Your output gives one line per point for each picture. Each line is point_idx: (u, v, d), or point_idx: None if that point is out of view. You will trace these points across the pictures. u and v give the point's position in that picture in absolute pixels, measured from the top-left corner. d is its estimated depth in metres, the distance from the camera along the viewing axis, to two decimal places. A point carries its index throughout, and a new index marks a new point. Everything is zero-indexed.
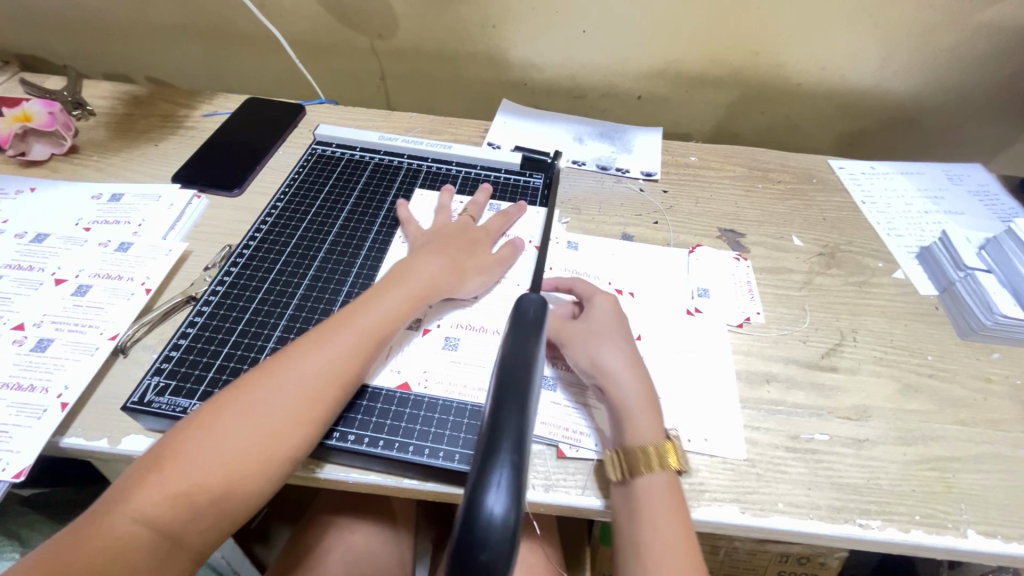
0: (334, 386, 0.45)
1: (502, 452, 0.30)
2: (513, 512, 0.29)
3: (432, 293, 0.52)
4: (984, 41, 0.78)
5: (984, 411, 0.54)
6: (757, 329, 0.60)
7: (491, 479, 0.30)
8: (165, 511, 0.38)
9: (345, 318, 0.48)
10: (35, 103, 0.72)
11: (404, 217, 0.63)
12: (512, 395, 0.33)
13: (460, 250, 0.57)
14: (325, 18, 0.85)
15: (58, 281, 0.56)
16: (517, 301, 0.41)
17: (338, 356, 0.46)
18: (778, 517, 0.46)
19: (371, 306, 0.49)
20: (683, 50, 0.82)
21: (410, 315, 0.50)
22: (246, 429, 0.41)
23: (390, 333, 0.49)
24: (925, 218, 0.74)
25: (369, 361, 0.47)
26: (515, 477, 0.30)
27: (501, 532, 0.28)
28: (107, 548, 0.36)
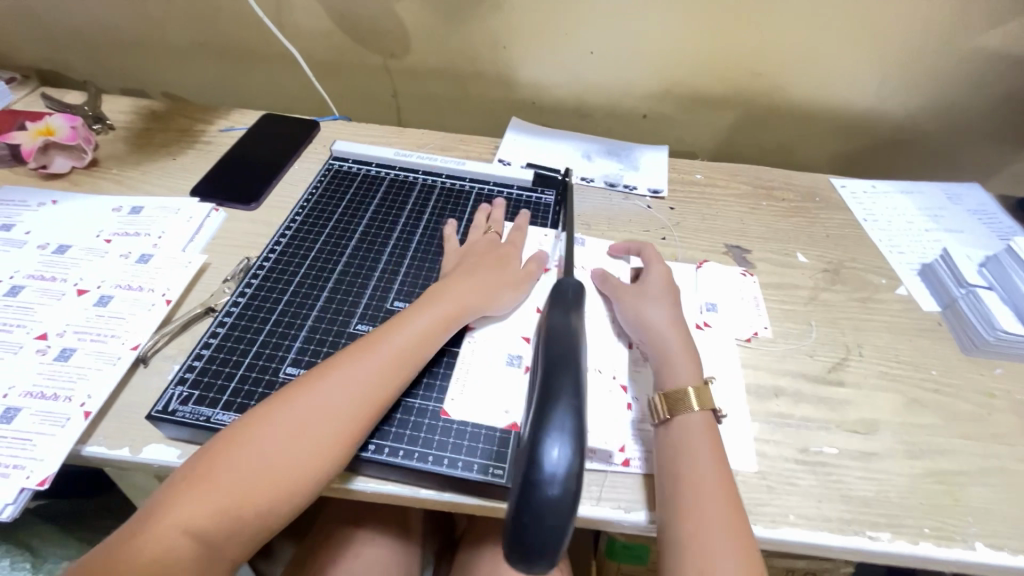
0: (375, 403, 0.45)
1: (563, 396, 0.37)
2: (573, 464, 0.34)
3: (464, 311, 0.54)
4: (981, 65, 0.81)
5: (987, 425, 0.56)
6: (764, 344, 0.61)
7: (553, 427, 0.35)
8: (206, 524, 0.39)
9: (382, 335, 0.49)
10: (58, 118, 0.74)
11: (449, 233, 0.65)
12: (566, 363, 0.39)
13: (488, 267, 0.58)
14: (341, 37, 0.88)
15: (80, 292, 0.57)
16: (557, 285, 0.49)
17: (381, 372, 0.47)
18: (790, 529, 0.47)
19: (407, 323, 0.51)
20: (689, 72, 0.85)
21: (446, 331, 0.52)
22: (285, 442, 0.42)
23: (424, 348, 0.50)
24: (925, 235, 0.76)
25: (406, 376, 0.48)
26: (573, 425, 0.36)
27: (569, 475, 0.34)
28: (151, 562, 0.37)
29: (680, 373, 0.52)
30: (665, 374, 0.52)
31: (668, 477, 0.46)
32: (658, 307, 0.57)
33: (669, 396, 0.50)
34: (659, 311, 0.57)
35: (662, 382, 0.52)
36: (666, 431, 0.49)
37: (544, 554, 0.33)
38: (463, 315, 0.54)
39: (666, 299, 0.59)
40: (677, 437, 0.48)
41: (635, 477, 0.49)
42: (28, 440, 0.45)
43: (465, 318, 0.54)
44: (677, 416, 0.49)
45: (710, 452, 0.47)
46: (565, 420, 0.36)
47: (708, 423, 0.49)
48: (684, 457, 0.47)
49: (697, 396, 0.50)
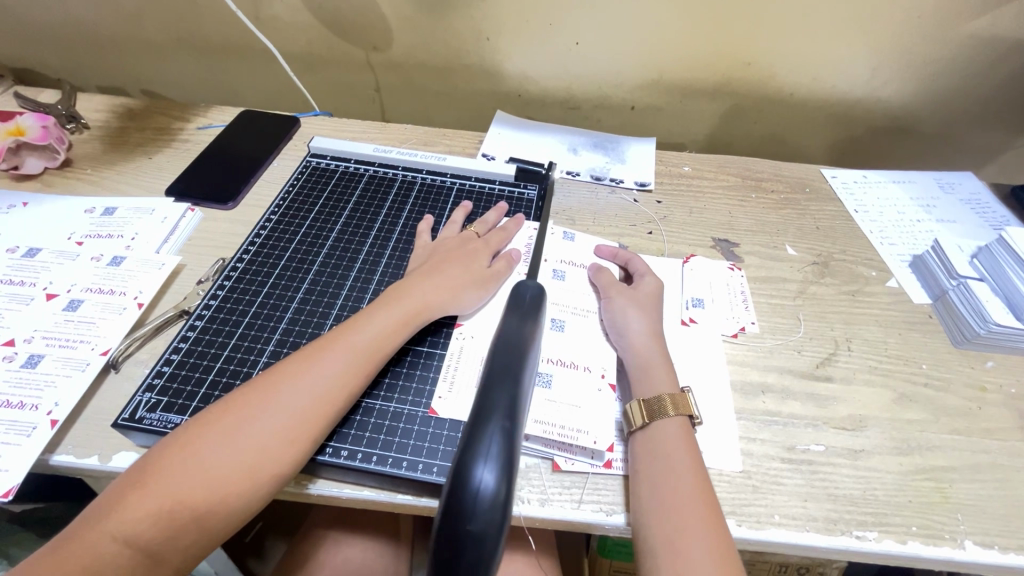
0: (325, 405, 0.44)
1: (496, 417, 0.36)
2: (501, 489, 0.33)
3: (426, 308, 0.52)
4: (973, 51, 0.79)
5: (979, 420, 0.54)
6: (751, 340, 0.60)
7: (481, 452, 0.34)
8: (143, 528, 0.37)
9: (338, 335, 0.48)
10: (29, 116, 0.72)
11: (420, 229, 0.63)
12: (502, 382, 0.38)
13: (455, 263, 0.57)
14: (320, 32, 0.86)
15: (49, 296, 0.56)
16: (517, 289, 0.49)
17: (331, 371, 0.45)
18: (775, 530, 0.46)
19: (365, 323, 0.49)
20: (676, 61, 0.83)
21: (406, 331, 0.50)
22: (230, 444, 0.41)
23: (384, 350, 0.49)
24: (917, 226, 0.75)
25: (362, 377, 0.47)
26: (502, 446, 0.35)
27: (493, 500, 0.32)
28: (87, 565, 0.36)
29: (658, 382, 0.51)
30: (645, 382, 0.51)
31: (648, 480, 0.45)
32: (643, 314, 0.56)
33: (647, 403, 0.49)
34: (643, 319, 0.56)
35: (640, 391, 0.51)
36: (643, 437, 0.48)
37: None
38: (425, 313, 0.52)
39: (652, 308, 0.57)
40: (655, 441, 0.47)
41: (617, 479, 0.48)
42: None
43: (426, 317, 0.52)
44: (656, 422, 0.48)
45: (686, 456, 0.47)
46: (494, 445, 0.34)
47: (685, 430, 0.48)
48: (663, 460, 0.46)
49: (674, 403, 0.49)
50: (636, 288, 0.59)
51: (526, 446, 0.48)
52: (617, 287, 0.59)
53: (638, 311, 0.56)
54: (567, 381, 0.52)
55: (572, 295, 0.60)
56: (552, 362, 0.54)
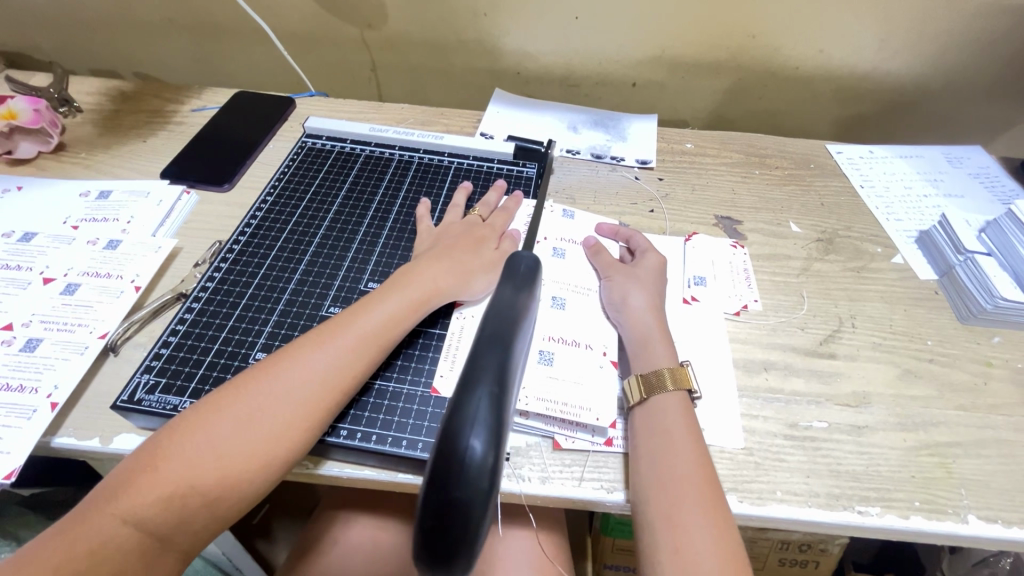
0: (333, 393, 0.44)
1: (486, 374, 0.29)
2: (490, 456, 0.28)
3: (435, 295, 0.51)
4: (985, 20, 0.76)
5: (984, 396, 0.54)
6: (754, 317, 0.59)
7: (470, 415, 0.28)
8: (153, 512, 0.37)
9: (346, 321, 0.47)
10: (20, 100, 0.70)
11: (420, 213, 0.62)
12: (496, 336, 0.31)
13: (463, 249, 0.56)
14: (313, 9, 0.84)
15: (46, 280, 0.55)
16: (510, 256, 0.37)
17: (340, 358, 0.45)
18: (776, 506, 0.46)
19: (372, 309, 0.48)
20: (678, 36, 0.81)
21: (414, 319, 0.50)
22: (237, 430, 0.40)
23: (393, 337, 0.48)
24: (924, 201, 0.73)
25: (371, 365, 0.46)
26: (494, 412, 0.29)
27: (479, 467, 0.27)
28: (96, 550, 0.36)
29: (657, 357, 0.51)
30: (642, 357, 0.51)
31: (645, 456, 0.45)
32: (643, 290, 0.56)
33: (645, 378, 0.49)
34: (642, 294, 0.55)
35: (638, 366, 0.51)
36: (643, 412, 0.48)
37: (456, 560, 0.27)
38: (434, 300, 0.51)
39: (652, 284, 0.57)
40: (653, 416, 0.47)
41: (617, 456, 0.48)
42: None
43: (436, 304, 0.51)
44: (655, 396, 0.48)
45: (686, 435, 0.46)
46: (482, 409, 0.28)
47: (685, 405, 0.48)
48: (660, 436, 0.46)
49: (673, 378, 0.48)
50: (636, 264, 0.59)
51: (527, 424, 0.48)
52: (618, 265, 0.59)
53: (638, 287, 0.56)
54: (570, 358, 0.52)
55: (572, 272, 0.59)
56: (552, 340, 0.53)
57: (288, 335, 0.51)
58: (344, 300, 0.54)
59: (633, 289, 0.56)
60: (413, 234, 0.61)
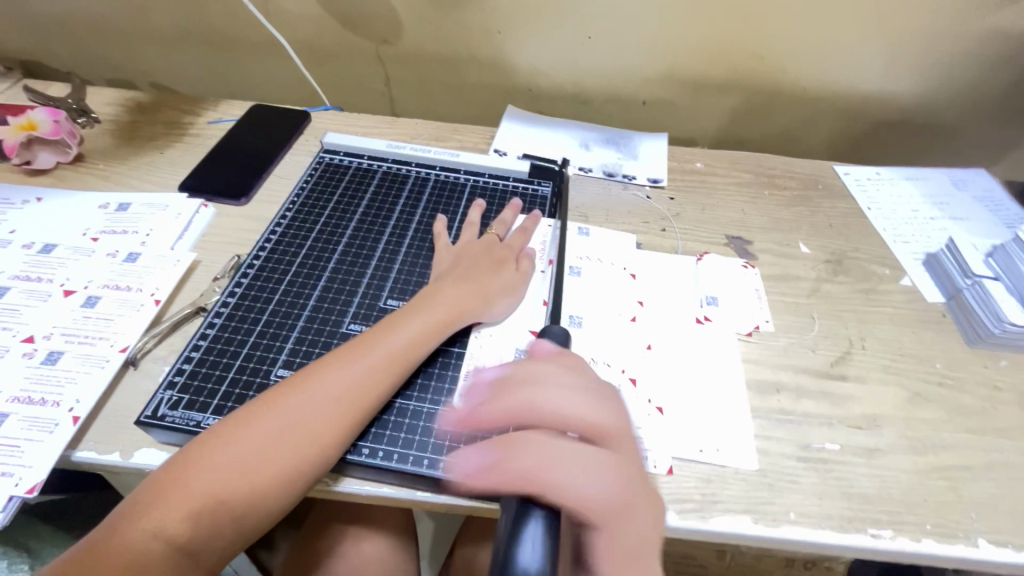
0: (358, 410, 0.44)
1: (536, 497, 0.37)
2: (546, 565, 0.33)
3: (456, 314, 0.52)
4: (989, 46, 0.78)
5: (992, 419, 0.55)
6: (766, 338, 0.60)
7: (525, 534, 0.35)
8: (183, 527, 0.38)
9: (370, 339, 0.48)
10: (41, 111, 0.71)
11: (437, 230, 0.63)
12: (544, 451, 0.38)
13: (482, 269, 0.57)
14: (331, 25, 0.85)
15: (67, 293, 0.56)
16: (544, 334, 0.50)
17: (365, 377, 0.45)
18: (791, 528, 0.46)
19: (396, 327, 0.49)
20: (689, 57, 0.83)
21: (436, 337, 0.50)
22: (265, 447, 0.41)
23: (415, 356, 0.49)
24: (930, 224, 0.74)
25: (394, 383, 0.47)
26: (546, 530, 0.35)
27: (541, 569, 0.33)
28: (127, 564, 0.36)
29: None
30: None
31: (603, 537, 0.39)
32: None
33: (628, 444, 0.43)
34: None
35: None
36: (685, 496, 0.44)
37: None
38: (454, 319, 0.52)
39: None
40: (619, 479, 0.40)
41: None
42: (16, 447, 0.45)
43: (457, 324, 0.52)
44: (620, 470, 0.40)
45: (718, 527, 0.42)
46: (536, 528, 0.35)
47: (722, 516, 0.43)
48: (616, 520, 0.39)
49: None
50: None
51: None
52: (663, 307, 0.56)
53: None
54: None
55: (588, 291, 0.60)
56: None
57: (310, 353, 0.52)
58: (363, 317, 0.55)
59: None
60: (431, 251, 0.62)
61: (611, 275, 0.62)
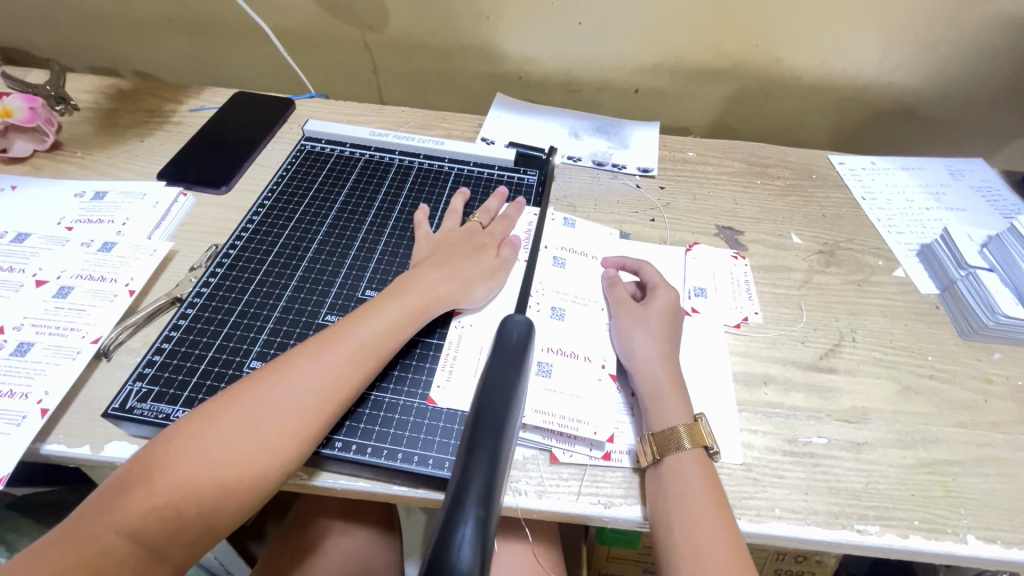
0: (331, 402, 0.43)
1: (473, 493, 0.27)
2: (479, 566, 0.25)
3: (433, 303, 0.51)
4: (989, 32, 0.76)
5: (984, 413, 0.53)
6: (754, 330, 0.59)
7: (455, 530, 0.26)
8: (148, 524, 0.37)
9: (344, 329, 0.47)
10: (14, 96, 0.68)
11: (418, 220, 0.61)
12: (489, 432, 0.31)
13: (462, 257, 0.55)
14: (315, 10, 0.83)
15: (39, 283, 0.54)
16: (501, 323, 0.39)
17: (337, 368, 0.44)
18: (775, 523, 0.45)
19: (371, 317, 0.48)
20: (681, 44, 0.81)
21: (413, 327, 0.49)
22: (233, 441, 0.40)
23: (391, 347, 0.47)
24: (925, 214, 0.73)
25: (368, 375, 0.46)
26: (482, 528, 0.26)
27: None
28: (89, 562, 0.35)
29: (671, 413, 0.47)
30: (654, 411, 0.48)
31: (665, 523, 0.43)
32: (653, 336, 0.52)
33: (658, 436, 0.46)
34: (649, 339, 0.52)
35: (650, 421, 0.48)
36: (656, 475, 0.45)
37: None
38: (431, 308, 0.51)
39: (665, 328, 0.53)
40: (668, 481, 0.44)
41: (616, 471, 0.47)
42: None
43: (434, 314, 0.51)
44: (667, 458, 0.45)
45: (704, 483, 0.44)
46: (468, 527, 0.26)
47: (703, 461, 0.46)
48: (678, 501, 0.43)
49: (689, 436, 0.46)
50: (651, 303, 0.55)
51: (524, 438, 0.48)
52: (630, 303, 0.55)
53: (644, 336, 0.52)
54: (568, 369, 0.51)
55: (572, 282, 0.59)
56: (552, 351, 0.53)
57: (284, 343, 0.50)
58: (340, 307, 0.54)
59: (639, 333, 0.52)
60: (412, 240, 0.61)
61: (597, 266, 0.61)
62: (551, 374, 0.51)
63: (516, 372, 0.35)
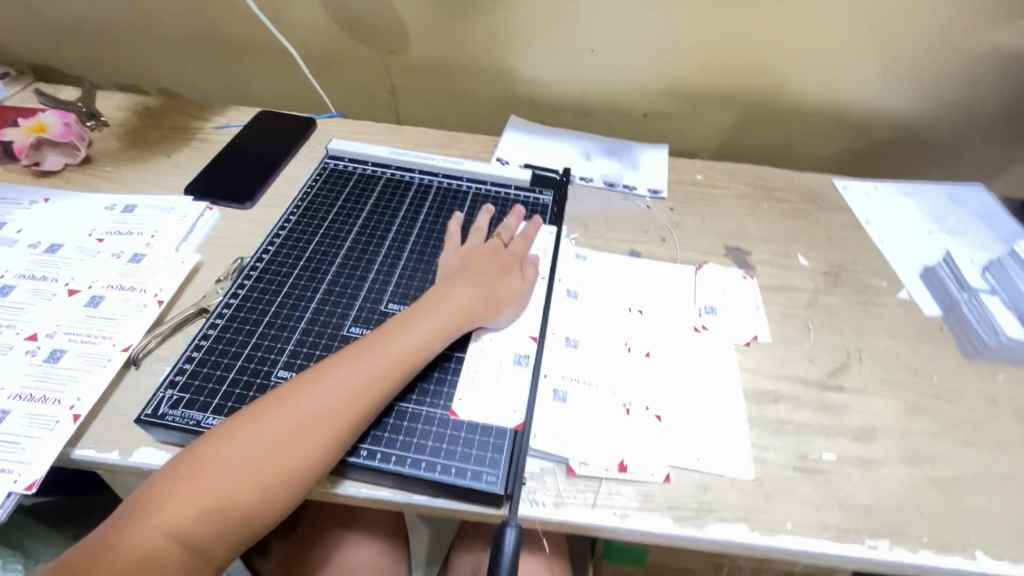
0: (364, 410, 0.45)
1: None
2: None
3: (460, 317, 0.53)
4: (984, 64, 0.80)
5: (989, 432, 0.55)
6: (763, 348, 0.60)
7: None
8: (193, 525, 0.38)
9: (376, 340, 0.48)
10: (51, 115, 0.73)
11: (451, 231, 0.64)
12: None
13: (486, 274, 0.57)
14: (338, 34, 0.87)
15: (70, 292, 0.56)
16: None
17: (371, 377, 0.46)
18: (787, 537, 0.46)
19: (402, 329, 0.50)
20: (689, 70, 0.84)
21: (443, 342, 0.51)
22: (273, 445, 0.41)
23: (420, 358, 0.49)
24: (928, 238, 0.75)
25: (399, 384, 0.47)
26: None
27: None
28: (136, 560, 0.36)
29: None
30: None
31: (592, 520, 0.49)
32: None
33: None
34: None
35: None
36: None
37: None
38: (460, 323, 0.53)
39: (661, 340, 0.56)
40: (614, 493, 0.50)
41: (629, 484, 0.48)
42: (16, 443, 0.45)
43: (463, 328, 0.53)
44: None
45: None
46: None
47: None
48: None
49: None
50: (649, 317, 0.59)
51: (539, 450, 0.49)
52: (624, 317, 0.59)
53: None
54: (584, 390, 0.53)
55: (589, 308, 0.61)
56: (568, 376, 0.54)
57: (311, 353, 0.52)
58: (365, 320, 0.55)
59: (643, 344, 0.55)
60: (439, 254, 0.63)
61: (610, 286, 0.64)
62: (567, 400, 0.52)
63: None
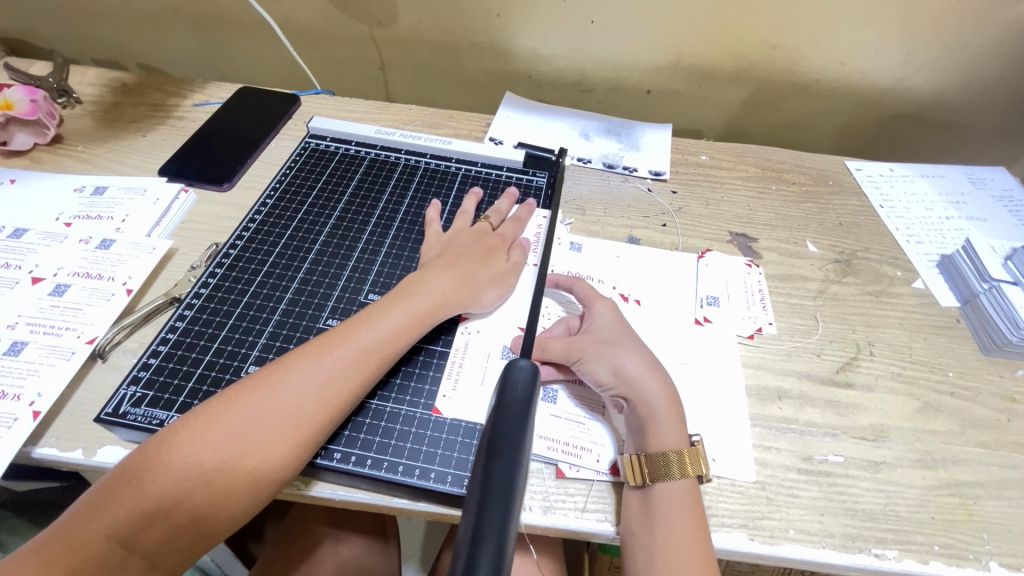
0: (329, 407, 0.42)
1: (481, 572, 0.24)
2: None
3: (439, 308, 0.49)
4: (1015, 37, 0.74)
5: (1007, 433, 0.51)
6: (768, 341, 0.57)
7: None
8: (141, 530, 0.36)
9: (345, 332, 0.45)
10: (16, 88, 0.67)
11: (430, 217, 0.60)
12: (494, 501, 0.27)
13: (470, 260, 0.53)
14: (322, 4, 0.82)
15: (34, 280, 0.53)
16: (505, 370, 0.35)
17: (338, 373, 0.42)
18: (789, 545, 0.43)
19: (374, 320, 0.46)
20: (696, 43, 0.79)
21: (417, 332, 0.47)
22: (229, 446, 0.38)
23: (393, 352, 0.46)
24: (946, 224, 0.71)
25: (370, 381, 0.44)
26: None
27: None
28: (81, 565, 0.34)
29: (666, 436, 0.45)
30: (651, 439, 0.45)
31: (646, 550, 0.41)
32: (629, 349, 0.49)
33: (648, 459, 0.44)
34: (630, 355, 0.48)
35: (643, 444, 0.45)
36: (638, 498, 0.43)
37: None
38: (438, 313, 0.49)
39: (629, 337, 0.51)
40: (655, 506, 0.42)
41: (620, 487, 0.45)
42: None
43: (439, 319, 0.49)
44: (658, 483, 0.43)
45: (688, 518, 0.42)
46: None
47: (692, 491, 0.44)
48: (664, 531, 0.41)
49: (680, 461, 0.44)
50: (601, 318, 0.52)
51: None
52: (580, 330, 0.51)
53: (626, 355, 0.48)
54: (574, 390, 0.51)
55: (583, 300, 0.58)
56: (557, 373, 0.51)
57: (284, 347, 0.49)
58: (342, 312, 0.52)
59: (623, 358, 0.48)
60: (423, 238, 0.59)
61: (604, 275, 0.60)
62: (556, 401, 0.50)
63: (524, 425, 0.32)
